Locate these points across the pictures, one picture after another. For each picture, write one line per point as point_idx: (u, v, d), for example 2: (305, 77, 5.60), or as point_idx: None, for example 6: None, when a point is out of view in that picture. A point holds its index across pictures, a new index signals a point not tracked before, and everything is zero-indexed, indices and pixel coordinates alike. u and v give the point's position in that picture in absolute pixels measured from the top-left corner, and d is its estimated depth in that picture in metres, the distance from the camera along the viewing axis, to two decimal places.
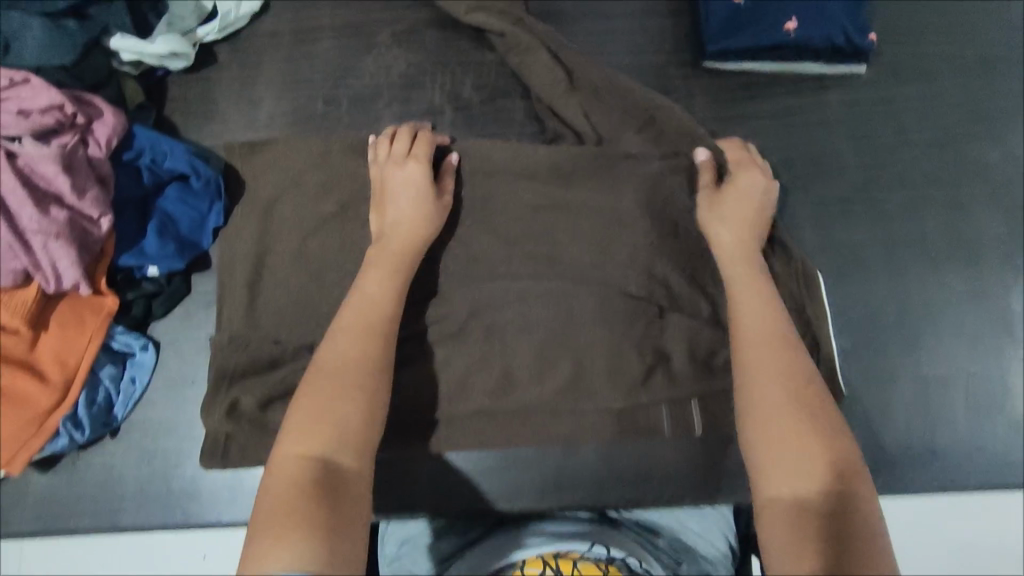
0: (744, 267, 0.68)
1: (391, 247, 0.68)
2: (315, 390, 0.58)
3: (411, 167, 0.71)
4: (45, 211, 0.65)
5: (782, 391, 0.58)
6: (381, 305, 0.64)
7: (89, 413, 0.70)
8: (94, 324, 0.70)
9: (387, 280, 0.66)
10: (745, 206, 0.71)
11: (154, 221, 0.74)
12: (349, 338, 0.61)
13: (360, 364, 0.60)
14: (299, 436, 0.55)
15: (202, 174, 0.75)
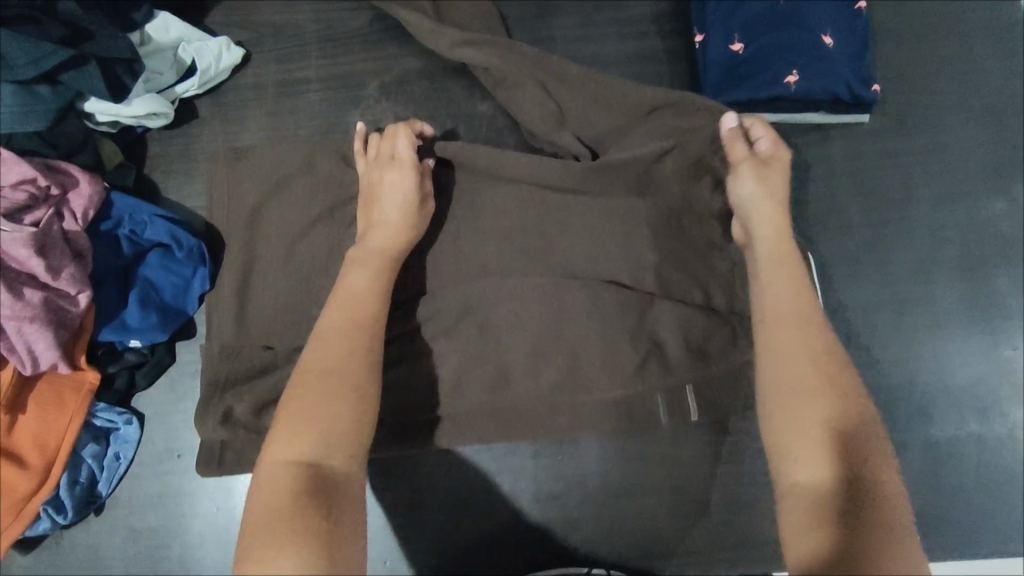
0: (773, 243, 0.63)
1: (379, 243, 0.65)
2: (303, 390, 0.54)
3: (400, 165, 0.67)
4: (19, 295, 0.63)
5: (806, 374, 0.54)
6: (367, 300, 0.61)
7: (72, 494, 0.68)
8: (75, 402, 0.68)
9: (376, 275, 0.63)
10: (772, 183, 0.65)
11: (135, 290, 0.71)
12: (338, 336, 0.58)
13: (351, 362, 0.57)
14: (289, 439, 0.52)
15: (185, 242, 0.72)
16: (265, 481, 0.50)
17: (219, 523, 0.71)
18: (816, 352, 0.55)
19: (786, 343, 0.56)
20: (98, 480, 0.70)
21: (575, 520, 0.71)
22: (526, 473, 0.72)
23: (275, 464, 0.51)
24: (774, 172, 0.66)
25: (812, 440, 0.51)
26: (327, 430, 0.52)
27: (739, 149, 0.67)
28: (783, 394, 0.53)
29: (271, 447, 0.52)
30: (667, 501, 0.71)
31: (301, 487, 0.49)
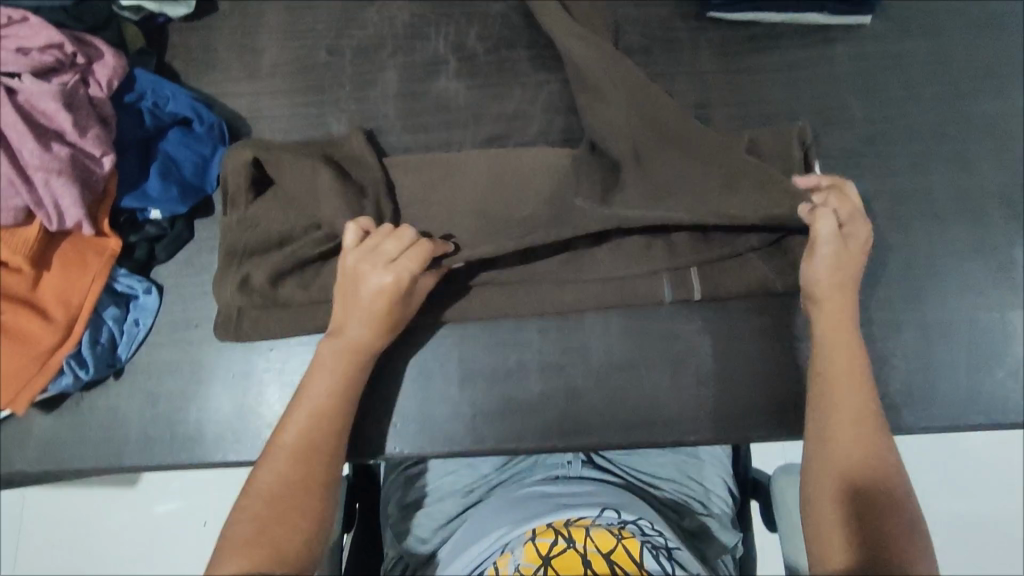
0: (828, 323, 0.66)
1: (346, 356, 0.66)
2: (254, 509, 0.58)
3: (389, 275, 0.64)
4: (46, 148, 0.64)
5: (844, 457, 0.60)
6: (330, 414, 0.64)
7: (93, 352, 0.70)
8: (97, 264, 0.70)
9: (337, 389, 0.65)
10: (845, 260, 0.66)
11: (157, 163, 0.74)
12: (293, 453, 0.61)
13: (305, 483, 0.60)
14: (237, 558, 0.55)
15: (206, 119, 0.76)
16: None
17: (233, 391, 0.73)
18: (867, 442, 0.60)
19: (842, 426, 0.61)
20: (118, 344, 0.73)
21: (580, 392, 0.73)
22: (532, 346, 0.74)
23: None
24: (857, 262, 0.66)
25: (849, 515, 0.57)
26: (272, 546, 0.56)
27: (826, 228, 0.64)
28: (838, 470, 0.59)
29: (222, 561, 0.55)
30: (669, 375, 0.73)
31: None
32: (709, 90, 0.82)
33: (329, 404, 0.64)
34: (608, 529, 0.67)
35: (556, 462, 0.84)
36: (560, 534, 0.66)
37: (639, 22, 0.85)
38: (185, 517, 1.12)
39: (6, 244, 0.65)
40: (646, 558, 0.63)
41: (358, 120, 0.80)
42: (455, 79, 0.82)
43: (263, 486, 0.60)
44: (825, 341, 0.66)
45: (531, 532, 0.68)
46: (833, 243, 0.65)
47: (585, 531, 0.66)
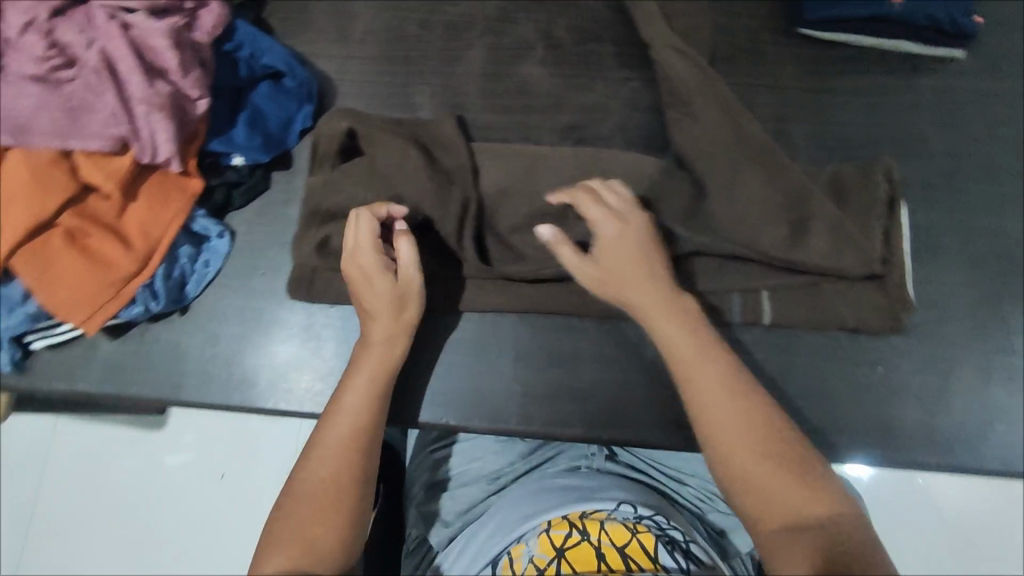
0: (682, 334, 0.63)
1: (380, 357, 0.66)
2: (295, 509, 0.58)
3: (373, 254, 0.67)
4: (151, 83, 0.67)
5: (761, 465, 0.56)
6: (366, 407, 0.63)
7: (165, 285, 0.72)
8: (179, 202, 0.72)
9: (372, 390, 0.64)
10: (624, 264, 0.66)
11: (245, 112, 0.76)
12: (332, 448, 0.61)
13: (342, 477, 0.60)
14: (279, 559, 0.55)
15: (298, 74, 0.77)
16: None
17: (290, 342, 0.75)
18: (761, 441, 0.57)
19: (728, 421, 0.58)
20: (187, 281, 0.75)
21: (629, 387, 0.73)
22: (586, 334, 0.75)
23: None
24: (630, 253, 0.66)
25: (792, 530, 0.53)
26: (309, 545, 0.56)
27: (568, 258, 0.68)
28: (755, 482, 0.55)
29: (266, 558, 0.56)
30: None
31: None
32: (791, 104, 0.81)
33: (363, 397, 0.64)
34: (623, 522, 0.68)
35: (579, 451, 0.85)
36: (574, 527, 0.67)
37: (729, 30, 0.84)
38: (205, 463, 1.13)
39: (102, 169, 0.67)
40: (661, 552, 0.64)
41: (441, 95, 0.82)
42: (541, 67, 0.83)
43: (299, 486, 0.60)
44: (670, 336, 0.63)
45: (546, 523, 0.69)
46: (591, 265, 0.67)
47: (599, 524, 0.67)
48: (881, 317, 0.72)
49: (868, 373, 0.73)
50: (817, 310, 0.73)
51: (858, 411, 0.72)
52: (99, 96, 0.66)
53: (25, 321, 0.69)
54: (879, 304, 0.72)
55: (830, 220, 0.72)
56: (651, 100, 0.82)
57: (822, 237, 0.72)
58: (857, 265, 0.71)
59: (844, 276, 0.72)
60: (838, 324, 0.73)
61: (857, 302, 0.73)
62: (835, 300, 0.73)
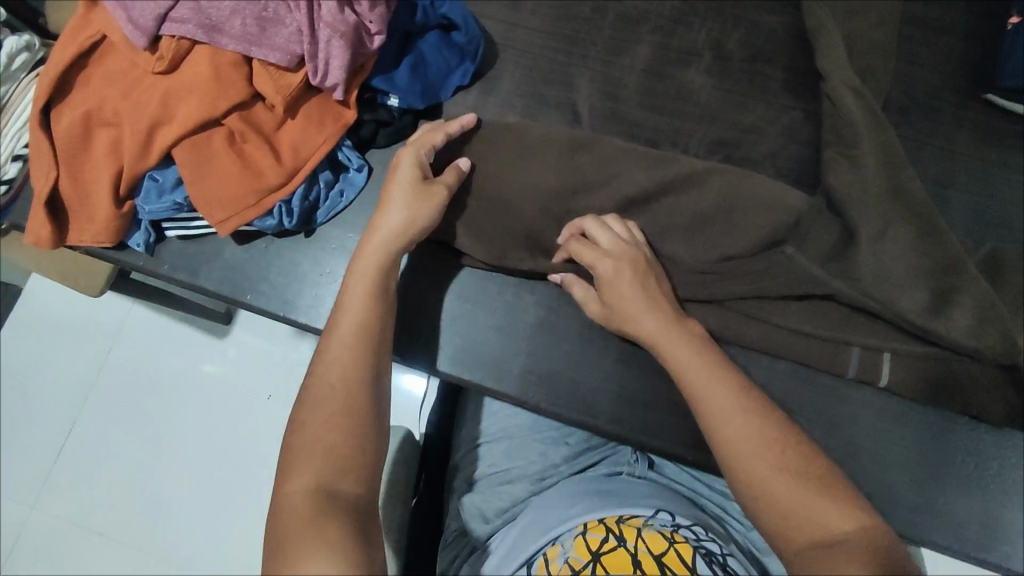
0: (669, 325, 0.64)
1: (376, 265, 0.65)
2: (311, 422, 0.55)
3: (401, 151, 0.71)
4: (339, 10, 0.69)
5: (760, 454, 0.53)
6: (366, 313, 0.62)
7: (301, 206, 0.74)
8: (332, 128, 0.74)
9: (368, 303, 0.62)
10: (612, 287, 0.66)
11: (411, 57, 0.77)
12: (341, 358, 0.59)
13: (349, 385, 0.57)
14: (298, 471, 0.52)
15: (469, 31, 0.78)
16: (280, 504, 0.51)
17: (400, 288, 0.76)
18: (755, 431, 0.55)
19: (740, 426, 0.55)
20: (319, 207, 0.77)
21: None
22: None
23: (288, 493, 0.51)
24: (633, 295, 0.65)
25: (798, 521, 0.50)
26: (327, 454, 0.53)
27: (580, 298, 0.70)
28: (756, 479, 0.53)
29: (286, 477, 0.52)
30: (818, 434, 0.70)
31: (322, 515, 0.49)
32: (956, 172, 0.77)
33: (363, 304, 0.62)
34: (660, 532, 0.65)
35: (620, 458, 0.84)
36: (610, 532, 0.64)
37: (906, 80, 0.81)
38: (260, 381, 1.16)
39: (273, 82, 0.69)
40: (699, 563, 0.60)
41: (599, 82, 0.81)
42: (704, 75, 0.81)
43: (310, 399, 0.57)
44: (652, 330, 0.64)
45: (582, 525, 0.66)
46: (596, 302, 0.69)
47: (636, 531, 0.64)
48: (1002, 409, 0.69)
49: (979, 465, 0.69)
50: (940, 385, 0.70)
51: (961, 502, 0.68)
52: (290, 12, 0.69)
53: (169, 208, 0.71)
54: (1008, 396, 0.69)
55: (979, 298, 0.68)
56: (808, 134, 0.80)
57: (967, 314, 0.68)
58: (994, 350, 0.67)
59: (980, 358, 0.68)
60: (959, 407, 0.70)
61: (985, 390, 0.69)
62: (962, 381, 0.70)
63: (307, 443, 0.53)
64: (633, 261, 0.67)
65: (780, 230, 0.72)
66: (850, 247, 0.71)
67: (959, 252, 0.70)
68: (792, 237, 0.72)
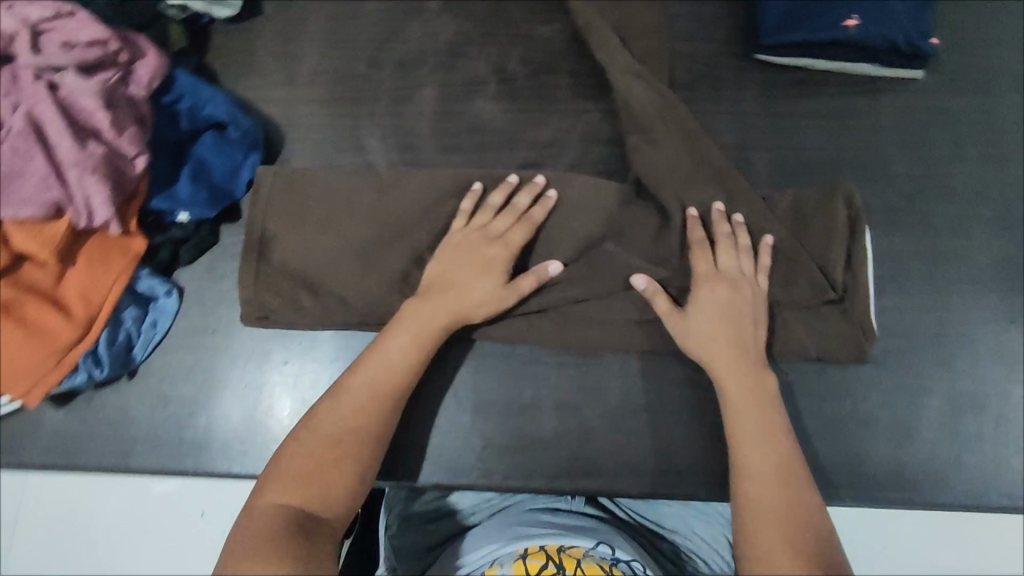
0: (735, 357, 0.66)
1: (422, 330, 0.67)
2: (311, 452, 0.60)
3: (499, 247, 0.69)
4: (83, 145, 0.64)
5: (771, 485, 0.59)
6: (398, 370, 0.65)
7: (110, 351, 0.70)
8: (121, 264, 0.70)
9: (402, 363, 0.65)
10: (702, 315, 0.67)
11: (188, 166, 0.73)
12: (359, 401, 0.63)
13: (358, 432, 0.62)
14: (276, 487, 0.58)
15: (241, 124, 0.75)
16: (253, 513, 0.56)
17: (242, 404, 0.73)
18: (782, 470, 0.60)
19: (759, 464, 0.60)
20: (135, 344, 0.73)
21: (592, 432, 0.72)
22: (548, 381, 0.73)
23: (265, 506, 0.57)
24: (716, 327, 0.67)
25: (782, 541, 0.55)
26: (315, 488, 0.58)
27: (663, 306, 0.69)
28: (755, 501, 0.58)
29: (264, 493, 0.58)
30: (682, 425, 0.72)
31: (280, 535, 0.54)
32: (749, 134, 0.79)
33: (400, 362, 0.65)
34: (600, 563, 0.64)
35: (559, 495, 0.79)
36: (551, 559, 0.64)
37: (685, 58, 0.82)
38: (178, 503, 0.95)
39: (36, 237, 0.65)
40: None
41: (392, 137, 0.80)
42: (493, 103, 0.80)
43: (308, 426, 0.62)
44: (706, 352, 0.66)
45: (522, 550, 0.65)
46: (679, 316, 0.68)
47: (575, 561, 0.63)
48: (850, 345, 0.71)
49: (837, 409, 0.72)
50: (785, 338, 0.71)
51: (825, 451, 0.71)
52: (29, 160, 0.63)
53: None
54: (842, 333, 0.71)
55: (786, 252, 0.71)
56: (610, 132, 0.80)
57: (776, 269, 0.72)
58: (805, 296, 0.71)
59: (801, 304, 0.71)
60: (800, 356, 0.72)
61: (820, 332, 0.71)
62: (799, 331, 0.71)
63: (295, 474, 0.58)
64: (740, 291, 0.68)
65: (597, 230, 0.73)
66: (667, 234, 0.73)
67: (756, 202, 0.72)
68: (611, 232, 0.73)
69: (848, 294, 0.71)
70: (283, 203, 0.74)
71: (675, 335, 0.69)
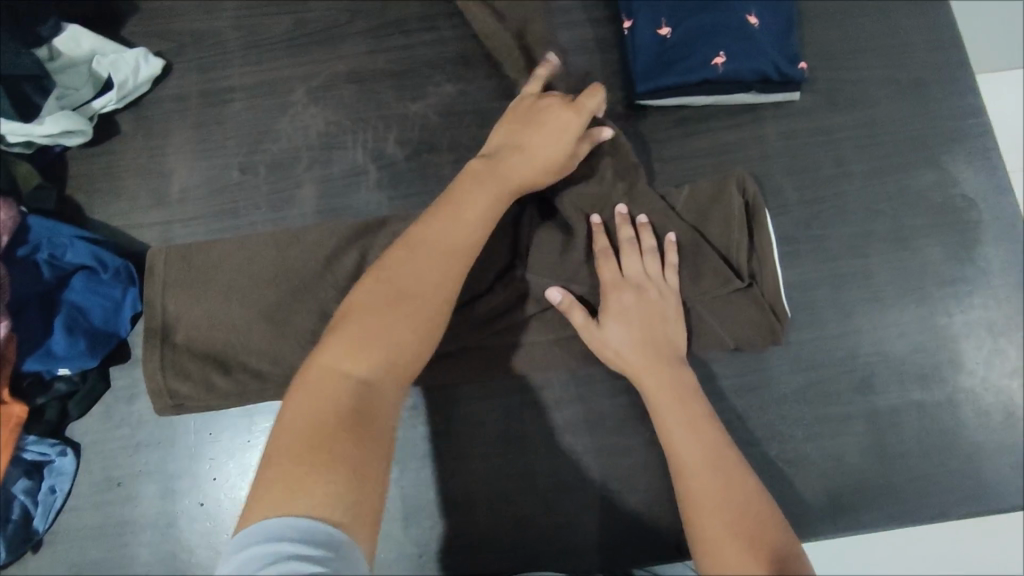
0: (652, 361, 0.67)
1: (492, 190, 0.64)
2: (381, 310, 0.55)
3: (571, 112, 0.69)
4: None
5: (720, 497, 0.59)
6: (470, 233, 0.62)
7: (5, 533, 0.66)
8: (1, 438, 0.64)
9: (475, 226, 0.62)
10: (619, 322, 0.68)
11: (60, 316, 0.69)
12: (435, 259, 0.59)
13: (435, 296, 0.58)
14: (341, 346, 0.53)
15: (110, 263, 0.71)
16: (312, 378, 0.51)
17: (164, 554, 0.69)
18: (728, 481, 0.60)
19: (704, 477, 0.60)
20: (34, 516, 0.68)
21: (529, 517, 0.71)
22: (477, 474, 0.72)
23: (328, 365, 0.52)
24: (629, 332, 0.68)
25: (745, 555, 0.55)
26: (390, 352, 0.54)
27: (581, 320, 0.69)
28: (710, 515, 0.58)
29: (327, 351, 0.53)
30: (617, 496, 0.71)
31: (344, 411, 0.49)
32: None
33: (476, 223, 0.62)
34: None
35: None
36: None
37: None
38: None
39: None
40: None
41: None
42: (378, 191, 0.77)
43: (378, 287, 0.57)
44: (628, 361, 0.67)
45: None
46: (595, 327, 0.69)
47: None
48: (765, 329, 0.72)
49: (762, 451, 0.72)
50: (702, 329, 0.73)
51: None
52: None
53: None
54: (754, 318, 0.72)
55: (688, 245, 0.73)
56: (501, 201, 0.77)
57: (683, 266, 0.72)
58: (715, 286, 0.71)
59: (711, 297, 0.72)
60: (719, 346, 0.73)
61: (734, 323, 0.73)
62: (712, 321, 0.72)
63: (368, 332, 0.54)
64: (645, 294, 0.70)
65: (506, 256, 0.73)
66: (573, 248, 0.73)
67: (654, 202, 0.74)
68: (520, 257, 0.73)
69: (756, 283, 0.73)
70: (174, 272, 0.71)
71: (594, 348, 0.69)
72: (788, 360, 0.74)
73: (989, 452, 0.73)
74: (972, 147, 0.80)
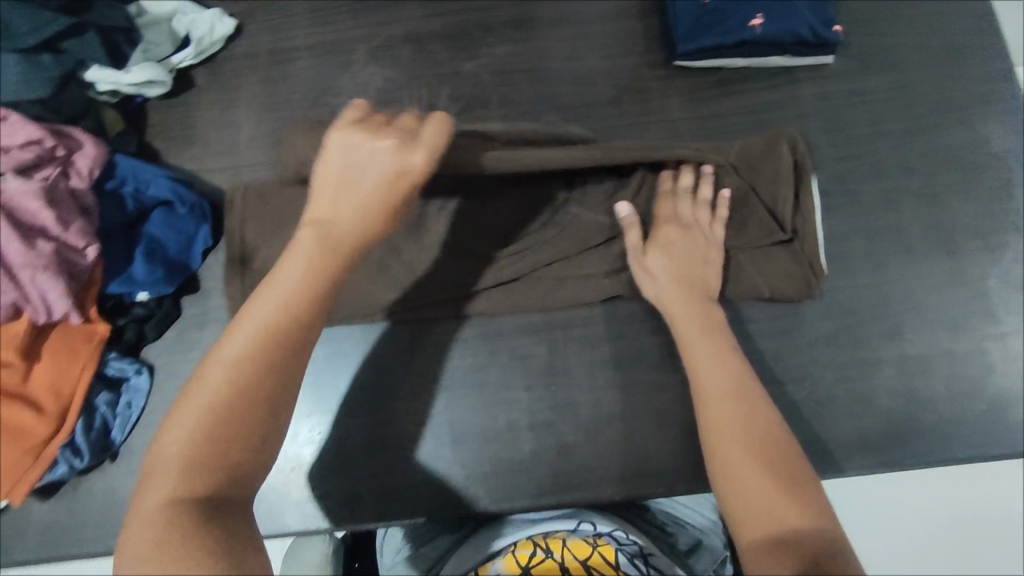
0: (693, 297, 0.71)
1: (314, 258, 0.53)
2: (199, 422, 0.47)
3: (404, 152, 0.53)
4: (32, 245, 0.66)
5: (739, 421, 0.62)
6: (294, 310, 0.52)
7: (88, 439, 0.71)
8: (86, 352, 0.71)
9: (302, 301, 0.52)
10: (667, 255, 0.72)
11: (141, 246, 0.74)
12: (254, 348, 0.50)
13: (261, 387, 0.49)
14: (161, 483, 0.46)
15: (186, 199, 0.77)
16: (138, 524, 0.44)
17: None
18: (749, 410, 0.62)
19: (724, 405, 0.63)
20: (111, 428, 0.74)
21: (570, 446, 0.74)
22: (521, 405, 0.76)
23: (154, 506, 0.45)
24: (676, 266, 0.72)
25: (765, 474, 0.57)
26: (226, 461, 0.47)
27: (634, 239, 0.73)
28: (730, 437, 0.61)
29: (148, 487, 0.46)
30: (653, 428, 0.75)
31: (192, 528, 0.43)
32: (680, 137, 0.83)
33: (301, 295, 0.52)
34: (584, 538, 0.67)
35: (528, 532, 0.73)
36: (537, 545, 0.66)
37: (610, 73, 0.85)
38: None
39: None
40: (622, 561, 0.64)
41: None
42: None
43: (196, 406, 0.48)
44: (673, 291, 0.71)
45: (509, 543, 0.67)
46: (641, 257, 0.73)
47: (561, 541, 0.66)
48: (799, 278, 0.75)
49: (795, 392, 0.75)
50: (738, 276, 0.76)
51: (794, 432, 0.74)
52: None
53: None
54: (792, 271, 0.75)
55: (739, 198, 0.76)
56: None
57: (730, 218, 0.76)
58: (759, 237, 0.75)
59: (754, 247, 0.75)
60: (754, 294, 0.76)
61: (771, 273, 0.75)
62: (751, 271, 0.75)
63: (189, 455, 0.46)
64: (693, 237, 0.73)
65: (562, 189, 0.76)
66: (626, 188, 0.76)
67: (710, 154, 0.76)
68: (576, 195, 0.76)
69: (800, 239, 0.75)
70: (246, 209, 0.77)
71: (638, 277, 0.73)
72: (821, 307, 0.77)
73: (1015, 399, 0.75)
74: (1004, 109, 0.82)
